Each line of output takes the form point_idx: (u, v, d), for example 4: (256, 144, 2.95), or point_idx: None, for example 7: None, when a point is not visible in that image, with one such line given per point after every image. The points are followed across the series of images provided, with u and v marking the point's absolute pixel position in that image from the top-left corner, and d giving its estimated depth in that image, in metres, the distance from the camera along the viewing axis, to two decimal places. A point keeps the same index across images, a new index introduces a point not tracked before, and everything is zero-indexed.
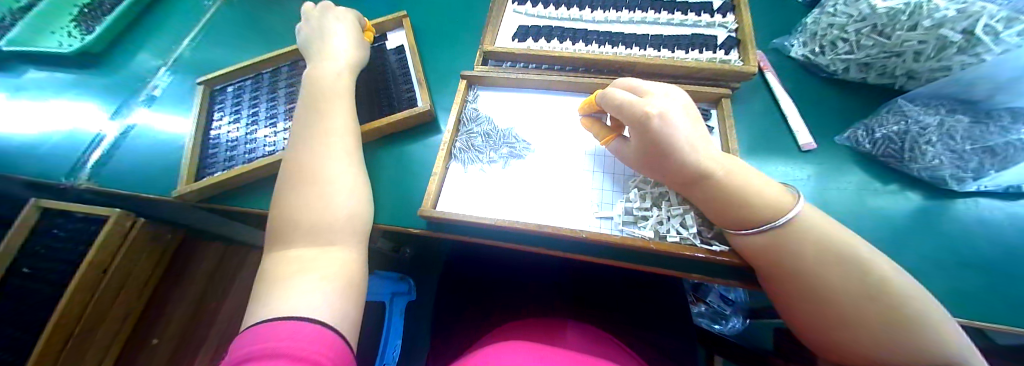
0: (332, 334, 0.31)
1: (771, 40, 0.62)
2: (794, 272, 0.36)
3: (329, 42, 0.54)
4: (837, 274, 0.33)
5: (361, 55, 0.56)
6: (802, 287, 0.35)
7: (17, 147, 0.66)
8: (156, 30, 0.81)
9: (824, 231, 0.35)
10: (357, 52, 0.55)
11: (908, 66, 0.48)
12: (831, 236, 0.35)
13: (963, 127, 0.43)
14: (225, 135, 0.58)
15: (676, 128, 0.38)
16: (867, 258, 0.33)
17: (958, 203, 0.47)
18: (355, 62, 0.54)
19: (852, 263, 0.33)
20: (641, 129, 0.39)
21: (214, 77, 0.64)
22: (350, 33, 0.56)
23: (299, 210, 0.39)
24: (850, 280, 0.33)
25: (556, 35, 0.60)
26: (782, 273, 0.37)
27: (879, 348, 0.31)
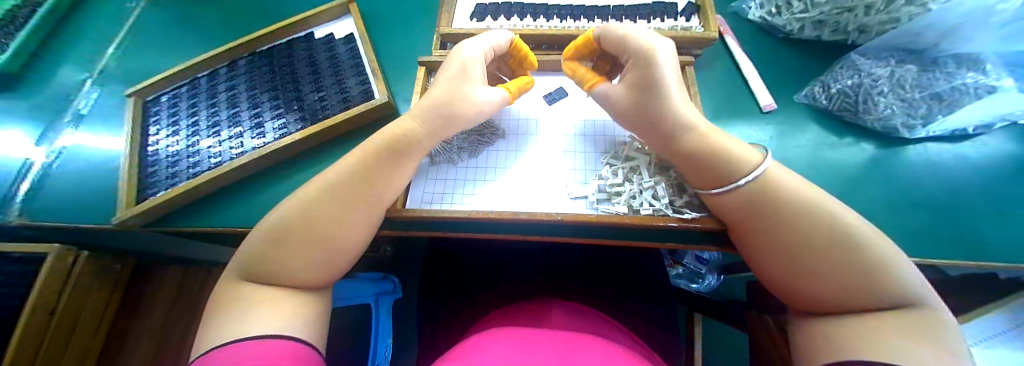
0: (307, 352, 0.31)
1: (728, 4, 0.62)
2: (776, 223, 0.36)
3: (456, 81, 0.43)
4: (815, 223, 0.34)
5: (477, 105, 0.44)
6: (785, 236, 0.35)
7: None
8: (74, 44, 0.71)
9: (795, 187, 0.36)
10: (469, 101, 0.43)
11: (858, 21, 0.49)
12: (802, 191, 0.35)
13: (912, 76, 0.45)
14: (164, 150, 0.52)
15: (669, 66, 0.42)
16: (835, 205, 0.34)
17: (908, 150, 0.49)
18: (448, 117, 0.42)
19: (825, 211, 0.34)
20: (640, 61, 0.43)
21: (145, 86, 0.58)
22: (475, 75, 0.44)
23: (276, 240, 0.35)
24: (816, 235, 0.33)
25: (515, 12, 0.58)
26: (766, 226, 0.36)
27: (859, 292, 0.31)
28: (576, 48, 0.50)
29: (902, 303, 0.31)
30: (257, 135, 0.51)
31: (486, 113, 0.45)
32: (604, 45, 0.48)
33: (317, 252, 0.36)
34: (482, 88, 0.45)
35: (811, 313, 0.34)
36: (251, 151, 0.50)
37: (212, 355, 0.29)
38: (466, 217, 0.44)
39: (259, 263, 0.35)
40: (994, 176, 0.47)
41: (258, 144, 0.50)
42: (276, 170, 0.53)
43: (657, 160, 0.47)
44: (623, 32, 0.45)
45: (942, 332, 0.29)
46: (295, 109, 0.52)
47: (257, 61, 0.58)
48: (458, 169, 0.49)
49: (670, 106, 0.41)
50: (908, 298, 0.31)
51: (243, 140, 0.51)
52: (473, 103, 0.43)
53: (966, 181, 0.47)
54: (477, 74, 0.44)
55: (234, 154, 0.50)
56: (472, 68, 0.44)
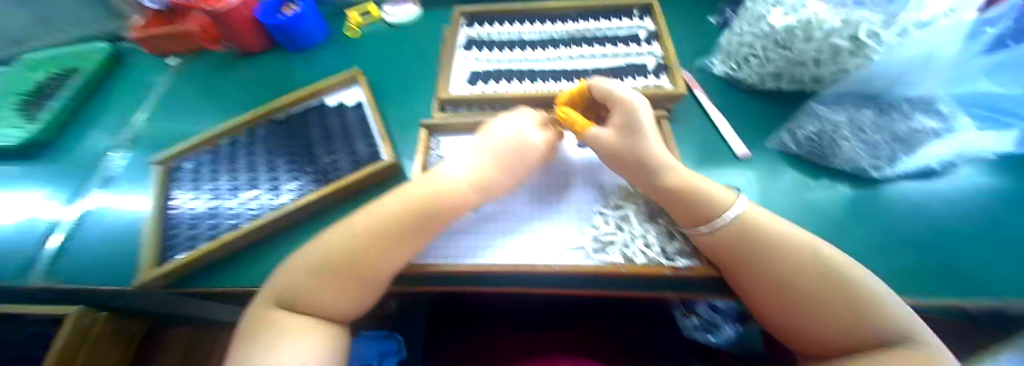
0: None
1: (695, 59, 0.68)
2: (758, 261, 0.38)
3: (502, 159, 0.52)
4: (794, 259, 0.37)
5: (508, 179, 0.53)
6: (771, 276, 0.37)
7: None
8: (102, 110, 0.83)
9: (766, 226, 0.39)
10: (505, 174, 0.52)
11: (813, 72, 0.54)
12: (773, 228, 0.39)
13: (870, 120, 0.50)
14: (186, 212, 0.57)
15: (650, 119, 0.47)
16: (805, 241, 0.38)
17: (886, 187, 0.51)
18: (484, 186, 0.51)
19: (798, 246, 0.37)
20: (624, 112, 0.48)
21: (170, 155, 0.63)
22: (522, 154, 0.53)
23: (313, 278, 0.42)
24: (793, 274, 0.36)
25: (505, 76, 0.64)
26: (750, 266, 0.39)
27: (855, 325, 0.33)
28: (569, 98, 0.53)
29: (897, 332, 0.32)
30: (275, 196, 0.56)
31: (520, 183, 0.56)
32: (590, 96, 0.53)
33: (342, 290, 0.43)
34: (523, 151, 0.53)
35: (823, 354, 0.35)
36: (268, 211, 0.54)
37: None
38: (468, 271, 0.48)
39: (289, 301, 0.42)
40: (972, 209, 0.49)
41: (275, 204, 0.55)
42: (287, 230, 0.55)
43: (646, 208, 0.51)
44: (607, 86, 0.49)
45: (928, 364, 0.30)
46: (310, 171, 0.58)
47: (275, 129, 0.64)
48: (468, 224, 0.53)
49: (652, 153, 0.45)
50: (899, 326, 0.32)
51: (261, 201, 0.55)
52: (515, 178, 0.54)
53: (947, 215, 0.48)
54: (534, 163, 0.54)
55: (252, 215, 0.54)
56: (532, 142, 0.53)
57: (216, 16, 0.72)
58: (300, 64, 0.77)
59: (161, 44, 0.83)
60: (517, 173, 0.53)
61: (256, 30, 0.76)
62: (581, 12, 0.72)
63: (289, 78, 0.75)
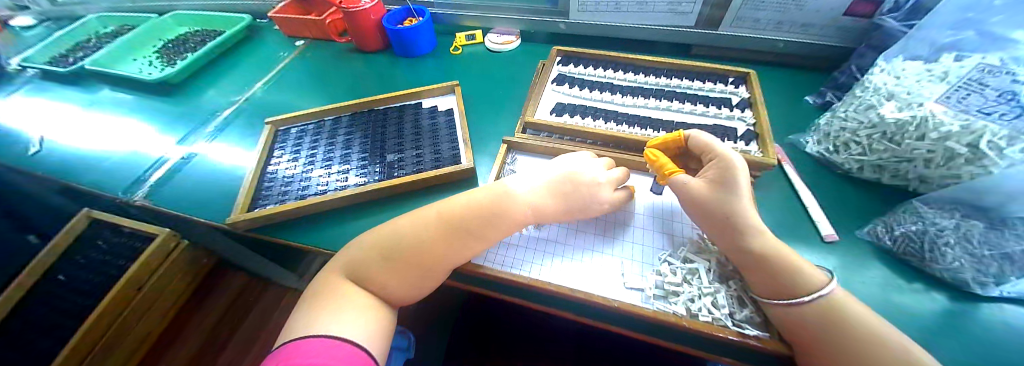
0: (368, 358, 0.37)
1: (787, 135, 0.67)
2: (845, 345, 0.36)
3: (559, 196, 0.50)
4: (884, 351, 0.35)
5: (563, 214, 0.51)
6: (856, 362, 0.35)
7: (110, 163, 0.76)
8: (226, 71, 0.97)
9: (858, 311, 0.38)
10: (558, 208, 0.50)
11: (919, 171, 0.52)
12: (865, 316, 0.37)
13: (979, 233, 0.46)
14: (282, 171, 0.63)
15: (745, 177, 0.47)
16: (900, 339, 0.35)
17: (984, 307, 0.47)
18: (542, 213, 0.50)
19: (891, 341, 0.35)
20: (720, 165, 0.48)
21: (283, 119, 0.71)
22: (579, 195, 0.50)
23: (382, 262, 0.44)
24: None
25: (589, 113, 0.67)
26: (836, 347, 0.36)
27: None
28: (663, 142, 0.55)
29: None
30: (361, 174, 0.60)
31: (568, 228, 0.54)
32: (685, 146, 0.54)
33: (414, 276, 0.44)
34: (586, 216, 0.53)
35: None
36: (353, 186, 0.58)
37: (301, 351, 0.36)
38: (526, 284, 0.48)
39: (357, 276, 0.43)
40: None
41: (359, 182, 0.59)
42: (359, 209, 0.58)
43: (718, 268, 0.48)
44: (708, 139, 0.50)
45: None
46: (395, 160, 0.62)
47: (372, 117, 0.70)
48: (527, 240, 0.53)
49: (742, 213, 0.45)
50: None
51: (348, 176, 0.60)
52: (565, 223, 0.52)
53: None
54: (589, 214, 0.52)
55: (337, 186, 0.59)
56: (599, 191, 0.51)
57: (350, 17, 0.82)
58: (402, 67, 0.86)
59: (295, 27, 0.97)
60: (569, 214, 0.51)
61: (376, 32, 0.86)
62: (674, 70, 0.74)
63: (392, 78, 0.84)
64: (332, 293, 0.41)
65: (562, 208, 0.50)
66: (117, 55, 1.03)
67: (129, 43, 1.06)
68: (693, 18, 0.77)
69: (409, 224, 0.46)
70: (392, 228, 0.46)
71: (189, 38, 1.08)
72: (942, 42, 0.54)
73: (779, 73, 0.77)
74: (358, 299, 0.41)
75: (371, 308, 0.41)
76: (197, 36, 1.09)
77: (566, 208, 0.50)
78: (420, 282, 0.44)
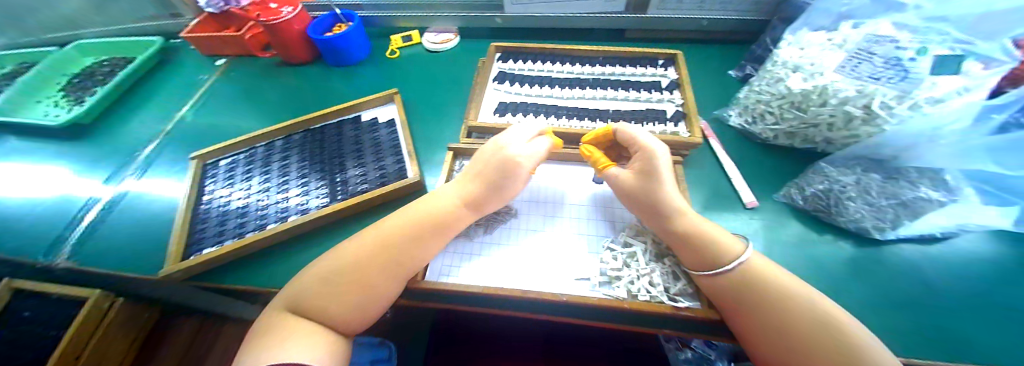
0: None
1: (713, 110, 0.72)
2: (760, 303, 0.40)
3: (482, 172, 0.52)
4: (791, 306, 0.39)
5: (488, 186, 0.51)
6: (768, 318, 0.39)
7: (27, 222, 0.69)
8: (145, 102, 0.90)
9: (771, 273, 0.42)
10: (486, 185, 0.51)
11: (824, 134, 0.57)
12: (775, 276, 0.42)
13: (877, 184, 0.51)
14: (217, 204, 0.62)
15: (668, 164, 0.50)
16: (806, 293, 0.40)
17: (885, 250, 0.53)
18: (475, 199, 0.51)
19: (798, 296, 0.40)
20: (644, 156, 0.51)
21: (206, 152, 0.68)
22: (498, 162, 0.51)
23: (322, 289, 0.43)
24: (808, 328, 0.37)
25: (530, 110, 0.67)
26: (753, 306, 0.41)
27: None
28: (594, 138, 0.57)
29: None
30: (302, 202, 0.59)
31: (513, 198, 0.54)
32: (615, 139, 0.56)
33: (357, 298, 0.43)
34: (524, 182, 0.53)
35: None
36: (294, 216, 0.57)
37: None
38: (479, 293, 0.48)
39: (303, 305, 0.42)
40: (966, 276, 0.51)
41: (300, 209, 0.58)
42: (302, 235, 0.58)
43: (654, 247, 0.52)
44: (631, 131, 0.52)
45: None
46: (337, 181, 0.60)
47: (309, 138, 0.68)
48: (471, 244, 0.55)
49: (665, 198, 0.48)
50: None
51: (289, 205, 0.59)
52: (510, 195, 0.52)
53: (943, 281, 0.51)
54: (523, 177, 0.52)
55: (279, 217, 0.57)
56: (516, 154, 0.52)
57: (270, 30, 0.77)
58: (338, 79, 0.82)
59: (213, 45, 0.91)
60: (498, 193, 0.51)
61: (302, 43, 0.82)
62: (608, 57, 0.76)
63: (326, 92, 0.80)
64: (277, 331, 0.40)
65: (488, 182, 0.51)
66: (18, 99, 0.92)
67: (33, 82, 0.95)
68: (623, 3, 0.78)
69: (348, 250, 0.46)
70: (336, 253, 0.46)
71: (96, 70, 0.99)
72: (839, 11, 0.58)
73: (705, 51, 0.81)
74: (305, 330, 0.41)
75: (320, 335, 0.41)
76: (106, 67, 1.00)
77: (492, 184, 0.51)
78: (364, 305, 0.43)
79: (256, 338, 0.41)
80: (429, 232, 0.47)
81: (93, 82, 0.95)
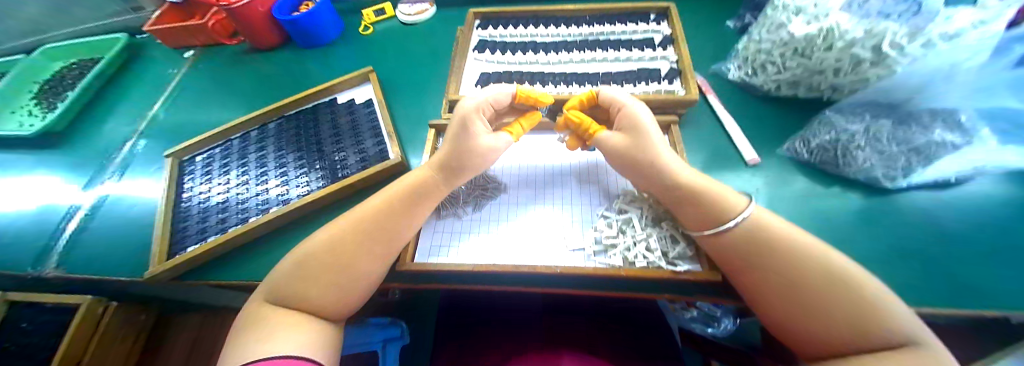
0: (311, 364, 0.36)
1: (709, 65, 0.68)
2: (768, 259, 0.38)
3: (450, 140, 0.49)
4: (802, 261, 0.37)
5: (456, 152, 0.47)
6: (776, 274, 0.37)
7: (9, 233, 0.67)
8: (117, 102, 0.86)
9: (780, 226, 0.39)
10: (458, 150, 0.47)
11: (830, 81, 0.53)
12: (785, 229, 0.39)
13: (888, 131, 0.48)
14: (196, 203, 0.59)
15: (652, 121, 0.48)
16: (820, 245, 0.37)
17: (895, 198, 0.51)
18: (449, 166, 0.48)
19: (811, 250, 0.37)
20: (625, 116, 0.49)
21: (183, 148, 0.65)
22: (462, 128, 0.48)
23: (302, 279, 0.41)
24: (813, 283, 0.35)
25: (515, 79, 0.64)
26: (760, 262, 0.39)
27: (846, 327, 0.34)
28: (577, 105, 0.54)
29: (895, 339, 0.32)
30: (282, 192, 0.57)
31: (494, 156, 0.49)
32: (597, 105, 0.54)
33: (341, 283, 0.42)
34: (489, 135, 0.49)
35: (807, 346, 0.36)
36: (275, 207, 0.55)
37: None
38: (472, 270, 0.47)
39: (283, 296, 0.41)
40: (983, 219, 0.48)
41: (282, 199, 0.56)
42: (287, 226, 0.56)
43: (651, 212, 0.50)
44: (610, 94, 0.51)
45: None
46: (316, 169, 0.58)
47: (287, 126, 0.65)
48: (462, 222, 0.53)
49: (653, 155, 0.45)
50: (901, 337, 0.32)
51: (269, 197, 0.57)
52: (478, 149, 0.47)
53: (958, 227, 0.48)
54: (478, 127, 0.48)
55: (260, 209, 0.56)
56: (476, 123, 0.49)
57: (232, 14, 0.72)
58: (312, 63, 0.78)
59: (177, 37, 0.87)
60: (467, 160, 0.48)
61: (268, 25, 0.77)
62: (595, 16, 0.71)
63: (302, 78, 0.77)
64: (258, 324, 0.39)
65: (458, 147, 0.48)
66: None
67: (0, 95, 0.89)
68: None
69: (322, 237, 0.43)
70: (313, 241, 0.44)
71: (64, 74, 0.92)
72: None
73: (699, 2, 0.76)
74: (287, 320, 0.39)
75: (304, 324, 0.40)
76: (74, 69, 0.93)
77: (461, 149, 0.47)
78: (349, 289, 0.42)
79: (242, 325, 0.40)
80: (408, 213, 0.46)
81: (65, 86, 0.89)
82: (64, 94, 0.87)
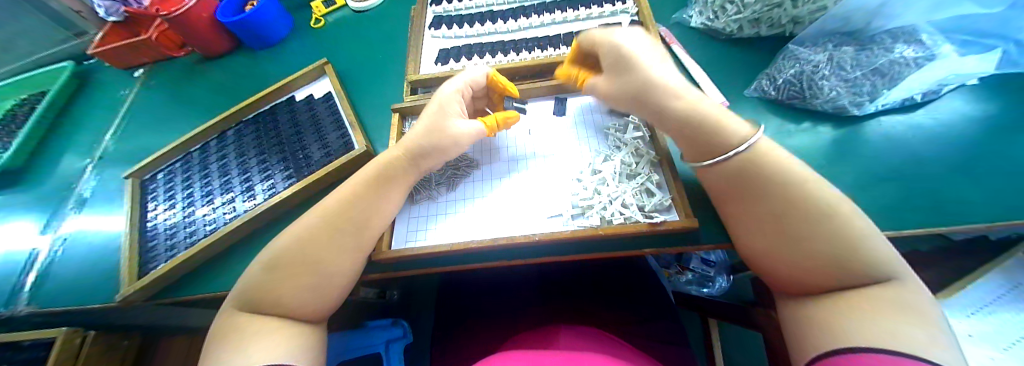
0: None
1: (672, 14, 0.66)
2: (764, 198, 0.37)
3: (423, 127, 0.47)
4: (800, 196, 0.35)
5: (430, 138, 0.46)
6: (771, 212, 0.36)
7: None
8: (73, 132, 0.81)
9: (782, 160, 0.37)
10: (433, 136, 0.46)
11: (791, 13, 0.53)
12: (786, 163, 0.37)
13: (850, 57, 0.49)
14: (162, 223, 0.57)
15: (642, 50, 0.47)
16: (817, 179, 0.35)
17: (864, 125, 0.51)
18: (422, 147, 0.47)
19: (809, 183, 0.35)
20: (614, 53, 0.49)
21: (141, 167, 0.62)
22: (436, 117, 0.47)
23: (274, 279, 0.40)
24: (805, 215, 0.34)
25: (475, 51, 0.62)
26: (755, 200, 0.37)
27: (836, 268, 0.32)
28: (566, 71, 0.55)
29: (881, 278, 0.32)
30: (248, 198, 0.55)
31: (466, 141, 0.48)
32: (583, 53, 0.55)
33: (315, 281, 0.40)
34: (463, 121, 0.49)
35: (793, 291, 0.36)
36: (243, 213, 0.54)
37: None
38: (450, 250, 0.46)
39: (256, 305, 0.39)
40: (953, 135, 0.48)
41: (248, 206, 0.54)
42: (260, 232, 0.55)
43: (624, 167, 0.49)
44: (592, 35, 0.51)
45: (922, 306, 0.30)
46: (282, 169, 0.57)
47: (246, 130, 0.63)
48: (438, 204, 0.52)
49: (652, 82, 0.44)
50: (886, 276, 0.32)
51: (236, 204, 0.55)
52: (451, 131, 0.47)
53: (930, 146, 0.48)
54: (454, 111, 0.49)
55: (228, 218, 0.54)
56: (452, 112, 0.48)
57: (174, 23, 0.68)
58: (268, 64, 0.76)
59: (124, 58, 0.82)
60: (438, 146, 0.47)
61: (215, 30, 0.74)
62: None
63: (259, 82, 0.74)
64: (234, 332, 0.37)
65: (433, 133, 0.46)
66: None
67: None
68: None
69: (290, 232, 0.42)
70: (283, 239, 0.42)
71: (14, 110, 0.81)
72: None
73: None
74: (264, 328, 0.37)
75: (282, 329, 0.38)
76: (25, 105, 0.83)
77: (435, 133, 0.46)
78: (327, 283, 0.41)
79: (218, 336, 0.38)
80: (374, 199, 0.44)
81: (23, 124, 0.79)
82: (17, 131, 0.78)
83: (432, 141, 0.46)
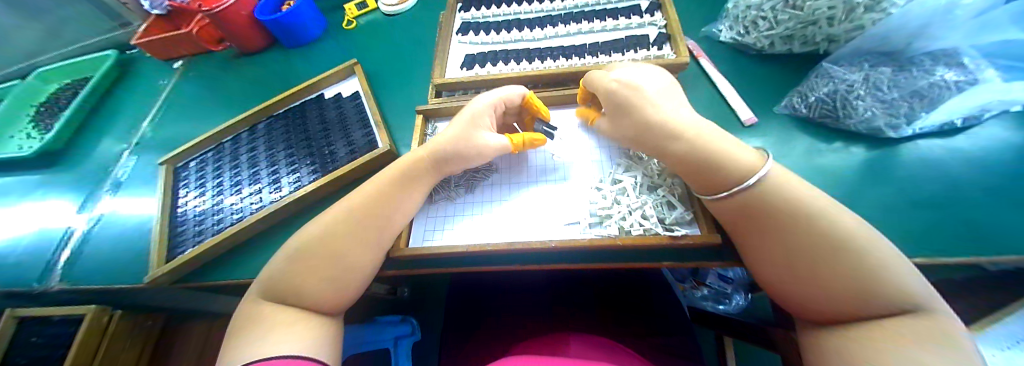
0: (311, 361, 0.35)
1: (700, 28, 0.66)
2: (774, 229, 0.36)
3: (450, 134, 0.47)
4: (811, 229, 0.34)
5: (453, 145, 0.47)
6: (782, 244, 0.35)
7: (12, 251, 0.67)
8: (113, 118, 0.85)
9: (788, 189, 0.36)
10: (455, 145, 0.47)
11: (825, 31, 0.52)
12: (792, 192, 0.36)
13: (887, 77, 0.47)
14: (191, 210, 0.59)
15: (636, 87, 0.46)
16: (827, 209, 0.34)
17: (900, 148, 0.49)
18: (444, 154, 0.47)
19: (818, 215, 0.34)
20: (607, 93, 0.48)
21: (175, 154, 0.65)
22: (464, 128, 0.48)
23: (296, 271, 0.41)
24: (818, 248, 0.33)
25: (501, 58, 0.63)
26: (766, 232, 0.37)
27: (857, 301, 0.31)
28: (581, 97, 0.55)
29: (907, 309, 0.30)
30: (274, 190, 0.57)
31: (486, 154, 0.48)
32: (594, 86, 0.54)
33: (335, 274, 0.41)
34: (490, 134, 0.49)
35: (812, 318, 0.35)
36: (269, 204, 0.55)
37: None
38: (467, 252, 0.47)
39: (278, 295, 0.40)
40: (997, 162, 0.46)
41: (274, 198, 0.56)
42: (282, 223, 0.57)
43: (645, 179, 0.49)
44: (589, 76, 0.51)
45: (956, 338, 0.29)
46: (308, 163, 0.58)
47: (276, 124, 0.65)
48: (456, 205, 0.52)
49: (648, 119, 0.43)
50: (913, 306, 0.30)
51: (262, 195, 0.57)
52: (473, 142, 0.47)
53: (971, 173, 0.46)
54: (483, 124, 0.49)
55: (253, 209, 0.56)
56: (482, 124, 0.49)
57: (215, 19, 0.71)
58: (299, 62, 0.79)
59: (165, 50, 0.86)
60: (460, 152, 0.47)
61: (252, 28, 0.77)
62: None
63: (290, 79, 0.77)
64: (255, 320, 0.38)
65: (456, 141, 0.47)
66: None
67: None
68: None
69: (315, 225, 0.43)
70: (307, 231, 0.43)
71: (61, 95, 0.86)
72: None
73: None
74: (284, 318, 0.38)
75: (301, 320, 0.38)
76: (71, 90, 0.87)
77: (457, 141, 0.47)
78: (346, 278, 0.42)
79: (241, 322, 0.39)
80: (396, 196, 0.45)
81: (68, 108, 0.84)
82: (62, 114, 0.83)
83: (454, 148, 0.47)
